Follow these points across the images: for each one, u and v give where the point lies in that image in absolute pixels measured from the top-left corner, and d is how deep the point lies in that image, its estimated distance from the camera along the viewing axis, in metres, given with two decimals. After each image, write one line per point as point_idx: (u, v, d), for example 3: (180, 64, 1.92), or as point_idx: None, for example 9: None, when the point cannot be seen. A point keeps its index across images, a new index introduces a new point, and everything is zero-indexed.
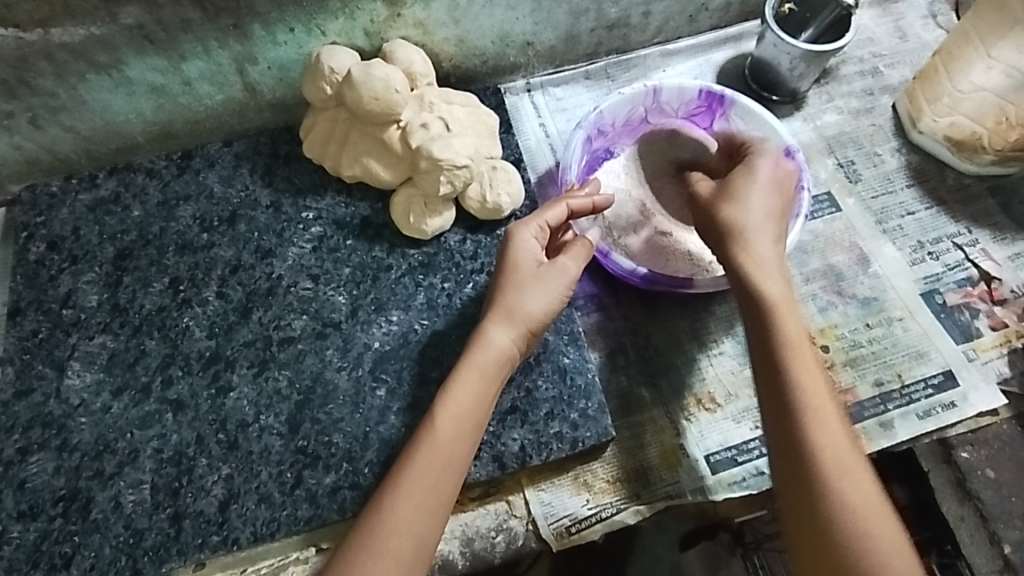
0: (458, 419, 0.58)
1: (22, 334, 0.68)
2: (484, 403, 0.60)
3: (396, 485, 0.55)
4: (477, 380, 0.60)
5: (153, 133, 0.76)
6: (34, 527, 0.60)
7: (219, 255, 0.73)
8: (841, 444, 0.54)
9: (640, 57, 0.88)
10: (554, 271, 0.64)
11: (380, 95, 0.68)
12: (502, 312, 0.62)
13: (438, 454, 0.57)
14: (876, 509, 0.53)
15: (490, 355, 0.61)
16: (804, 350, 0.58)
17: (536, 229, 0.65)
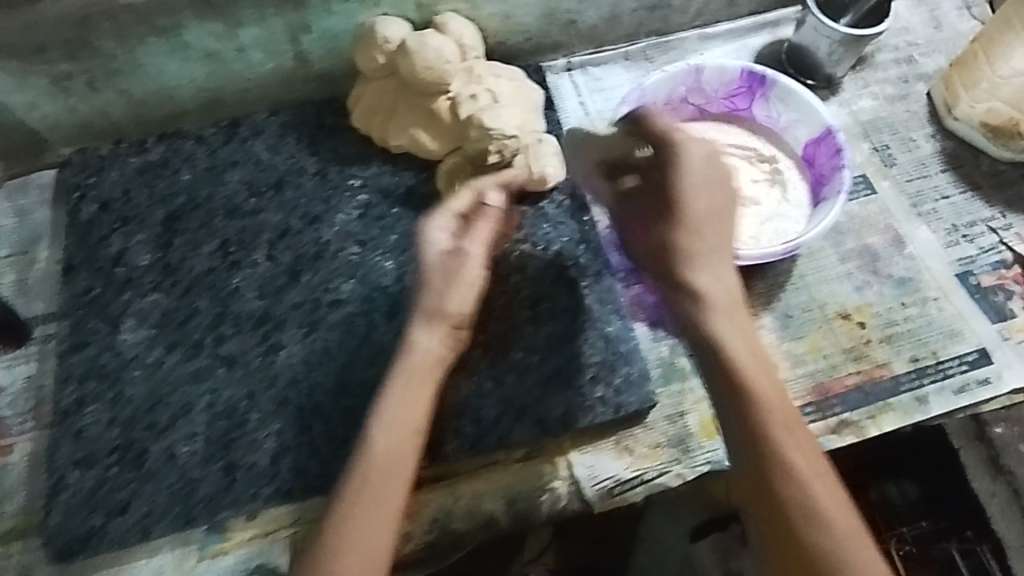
0: (393, 431, 0.55)
1: (77, 292, 0.70)
2: (421, 411, 0.57)
3: (342, 509, 0.53)
4: (412, 390, 0.57)
5: (203, 100, 0.78)
6: (91, 474, 0.62)
7: (267, 220, 0.74)
8: (798, 449, 0.53)
9: (679, 40, 0.89)
10: (456, 256, 0.60)
11: (432, 65, 0.69)
12: (424, 313, 0.59)
13: (377, 474, 0.54)
14: (838, 502, 0.53)
15: (420, 358, 0.58)
16: (748, 355, 0.55)
17: (445, 217, 0.61)
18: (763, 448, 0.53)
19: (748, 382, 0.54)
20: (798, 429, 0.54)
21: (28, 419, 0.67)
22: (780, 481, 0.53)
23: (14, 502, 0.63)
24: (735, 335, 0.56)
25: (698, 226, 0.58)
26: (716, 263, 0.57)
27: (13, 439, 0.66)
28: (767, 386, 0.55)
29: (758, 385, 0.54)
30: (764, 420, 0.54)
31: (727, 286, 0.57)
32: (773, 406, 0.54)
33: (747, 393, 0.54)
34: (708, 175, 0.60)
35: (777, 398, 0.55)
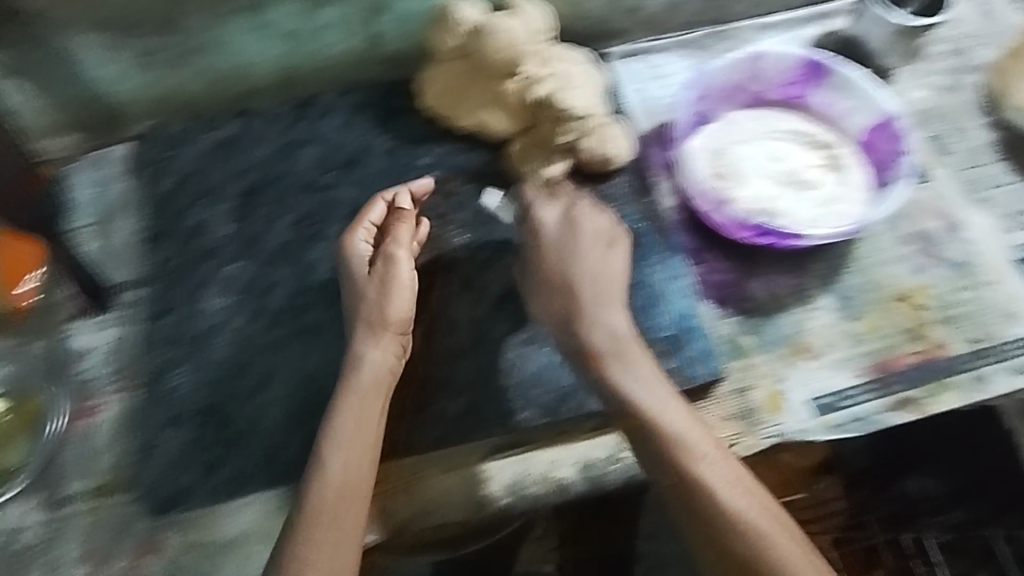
0: (346, 451, 0.59)
1: (161, 260, 0.74)
2: (373, 420, 0.61)
3: (305, 526, 0.56)
4: (364, 405, 0.61)
5: (277, 79, 0.80)
6: (184, 433, 0.66)
7: (340, 196, 0.76)
8: (708, 463, 0.59)
9: (737, 29, 0.91)
10: (387, 262, 0.66)
11: (506, 47, 0.71)
12: (365, 324, 0.65)
13: (333, 490, 0.57)
14: (752, 504, 0.58)
15: (366, 373, 0.63)
16: (643, 389, 0.63)
17: (365, 233, 0.69)
18: (674, 471, 0.59)
19: (649, 416, 0.61)
20: (706, 444, 0.60)
21: (114, 380, 0.70)
22: (697, 497, 0.58)
23: (107, 458, 0.67)
24: (637, 373, 0.63)
25: (571, 281, 0.67)
26: (596, 309, 0.66)
27: (101, 400, 0.69)
28: (666, 415, 0.61)
29: (655, 413, 0.61)
30: (670, 445, 0.60)
31: (626, 330, 0.65)
32: (675, 433, 0.60)
33: (650, 425, 0.61)
34: (616, 244, 0.70)
35: (680, 423, 0.61)
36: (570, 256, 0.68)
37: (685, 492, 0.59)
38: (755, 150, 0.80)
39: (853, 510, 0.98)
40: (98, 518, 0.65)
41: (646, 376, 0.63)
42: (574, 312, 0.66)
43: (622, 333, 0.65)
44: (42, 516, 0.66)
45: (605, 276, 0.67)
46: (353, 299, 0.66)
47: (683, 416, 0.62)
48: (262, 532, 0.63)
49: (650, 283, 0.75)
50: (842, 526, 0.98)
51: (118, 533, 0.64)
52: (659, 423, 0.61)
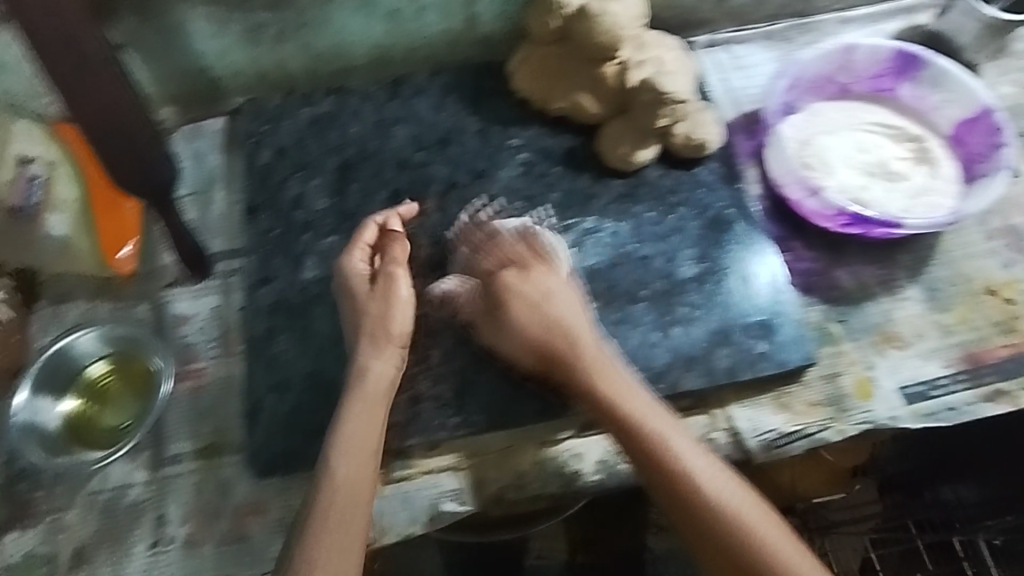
0: (354, 457, 0.59)
1: (260, 231, 0.75)
2: (376, 430, 0.61)
3: (312, 530, 0.55)
4: (370, 412, 0.61)
5: (373, 58, 0.82)
6: (288, 398, 0.67)
7: (435, 173, 0.78)
8: (698, 461, 0.60)
9: (818, 22, 0.91)
10: (389, 281, 0.67)
11: (610, 29, 0.72)
12: (368, 335, 0.64)
13: (341, 492, 0.57)
14: (750, 502, 0.58)
15: (371, 382, 0.63)
16: (631, 398, 0.62)
17: (363, 252, 0.69)
18: (669, 476, 0.59)
19: (638, 422, 0.61)
20: (691, 442, 0.61)
21: (216, 345, 0.72)
22: (692, 500, 0.58)
23: (210, 420, 0.69)
24: (615, 389, 0.63)
25: (541, 308, 0.66)
26: (578, 328, 0.65)
27: (206, 362, 0.71)
28: (654, 420, 0.61)
29: (644, 421, 0.61)
30: (660, 450, 0.60)
31: (601, 351, 0.65)
32: (665, 436, 0.61)
33: (639, 433, 0.61)
34: (550, 273, 0.68)
35: (664, 426, 0.61)
36: (540, 299, 0.66)
37: (675, 496, 0.59)
38: (845, 140, 0.81)
39: (889, 512, 1.01)
40: (203, 477, 0.67)
41: (625, 386, 0.63)
42: (556, 339, 0.65)
43: (596, 347, 0.65)
44: (147, 473, 0.68)
45: (569, 292, 0.67)
46: (353, 318, 0.66)
47: (666, 423, 0.62)
48: None
49: (743, 267, 0.74)
50: (879, 524, 1.01)
51: (222, 494, 0.66)
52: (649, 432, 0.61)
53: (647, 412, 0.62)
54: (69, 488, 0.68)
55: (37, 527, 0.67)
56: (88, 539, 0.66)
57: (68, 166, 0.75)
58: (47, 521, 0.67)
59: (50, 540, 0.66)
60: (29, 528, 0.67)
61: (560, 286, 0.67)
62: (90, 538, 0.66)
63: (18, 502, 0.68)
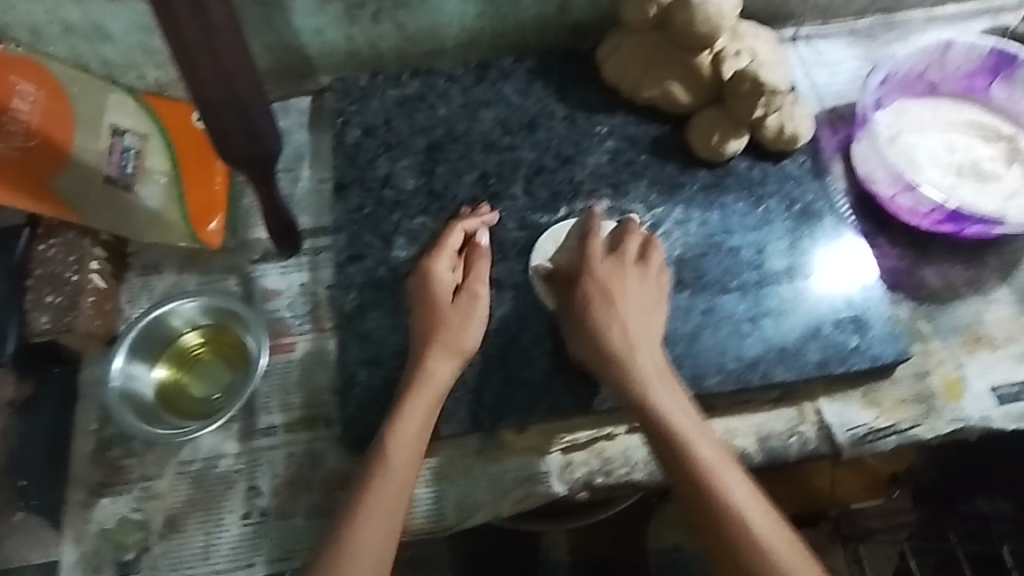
0: (407, 454, 0.60)
1: (350, 208, 0.76)
2: (426, 431, 0.62)
3: (352, 518, 0.57)
4: (425, 411, 0.63)
5: (463, 41, 0.83)
6: (380, 374, 0.68)
7: (522, 157, 0.79)
8: (742, 495, 0.57)
9: (905, 19, 0.90)
10: (472, 299, 0.68)
11: (712, 18, 0.71)
12: (443, 343, 0.65)
13: (393, 488, 0.59)
14: (788, 549, 0.55)
15: (436, 385, 0.64)
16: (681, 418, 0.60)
17: (450, 261, 0.69)
18: (707, 507, 0.57)
19: (683, 446, 0.59)
20: (738, 476, 0.58)
21: (307, 321, 0.73)
22: (730, 534, 0.55)
23: (302, 392, 0.70)
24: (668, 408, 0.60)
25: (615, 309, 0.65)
26: (636, 339, 0.64)
27: (296, 337, 0.72)
28: (700, 446, 0.59)
29: (690, 445, 0.59)
30: (700, 480, 0.57)
31: (656, 367, 0.63)
32: (710, 466, 0.58)
33: (684, 455, 0.58)
34: (636, 276, 0.67)
35: (712, 455, 0.59)
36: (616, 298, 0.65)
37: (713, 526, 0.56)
38: (936, 138, 0.80)
39: (925, 521, 0.95)
40: (293, 450, 0.67)
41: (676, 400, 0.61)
42: (610, 349, 0.63)
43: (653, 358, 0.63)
44: (238, 444, 0.68)
45: (645, 300, 0.66)
46: (428, 321, 0.66)
47: (713, 447, 0.59)
48: (454, 470, 0.67)
49: (829, 262, 0.73)
50: (916, 533, 0.96)
51: (312, 466, 0.67)
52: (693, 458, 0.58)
53: (694, 431, 0.59)
54: (159, 456, 0.67)
55: (129, 495, 0.66)
56: (178, 508, 0.65)
57: (159, 138, 0.77)
58: (139, 488, 0.66)
59: (141, 507, 0.65)
60: (120, 495, 0.66)
61: (635, 292, 0.66)
62: (182, 506, 0.65)
63: (110, 466, 0.67)
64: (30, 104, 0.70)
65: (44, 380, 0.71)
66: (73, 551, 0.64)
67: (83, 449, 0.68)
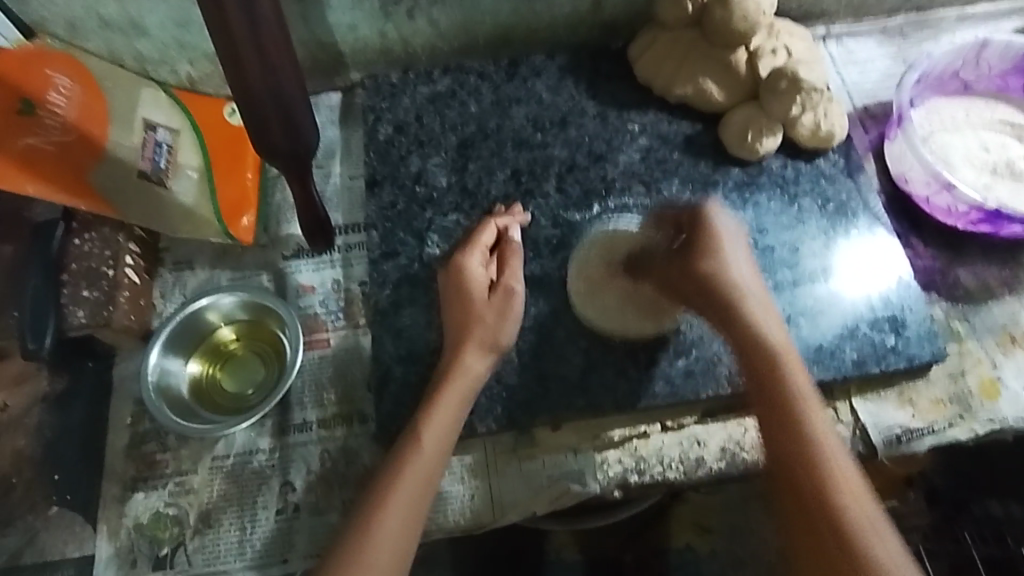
0: (440, 445, 0.60)
1: (383, 205, 0.76)
2: (456, 424, 0.62)
3: (379, 503, 0.57)
4: (456, 403, 0.63)
5: (494, 38, 0.83)
6: (415, 371, 0.68)
7: (554, 154, 0.79)
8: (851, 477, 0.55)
9: (938, 18, 0.90)
10: (507, 295, 0.67)
11: (750, 15, 0.72)
12: (476, 336, 0.65)
13: (421, 476, 0.59)
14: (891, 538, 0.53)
15: (469, 379, 0.63)
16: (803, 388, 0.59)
17: (481, 256, 0.69)
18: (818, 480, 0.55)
19: (800, 415, 0.57)
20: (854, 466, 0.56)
21: (341, 317, 0.73)
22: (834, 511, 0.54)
23: (336, 389, 0.69)
24: (794, 376, 0.59)
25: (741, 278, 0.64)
26: (758, 308, 0.63)
27: (330, 333, 0.72)
28: (819, 420, 0.58)
29: (808, 416, 0.58)
30: (815, 452, 0.56)
31: (784, 338, 0.62)
32: (829, 445, 0.56)
33: (801, 424, 0.57)
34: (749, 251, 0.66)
35: (826, 432, 0.57)
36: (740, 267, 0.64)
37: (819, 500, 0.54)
38: (970, 137, 0.80)
39: (938, 523, 0.88)
40: (328, 446, 0.67)
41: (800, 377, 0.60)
42: (736, 310, 0.62)
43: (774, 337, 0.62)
44: (272, 440, 0.67)
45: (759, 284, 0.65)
46: (462, 316, 0.65)
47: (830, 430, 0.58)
48: (489, 467, 0.67)
49: (863, 263, 0.73)
50: (927, 535, 0.88)
51: (347, 463, 0.66)
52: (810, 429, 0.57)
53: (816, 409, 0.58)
54: (194, 452, 0.67)
55: (164, 489, 0.66)
56: (214, 502, 0.65)
57: (191, 134, 0.77)
58: (174, 483, 0.66)
59: (176, 502, 0.65)
60: (156, 489, 0.66)
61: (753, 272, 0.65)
62: (217, 501, 0.65)
63: (144, 461, 0.67)
64: (65, 97, 0.71)
65: (78, 374, 0.71)
66: (108, 545, 0.64)
67: (117, 444, 0.68)
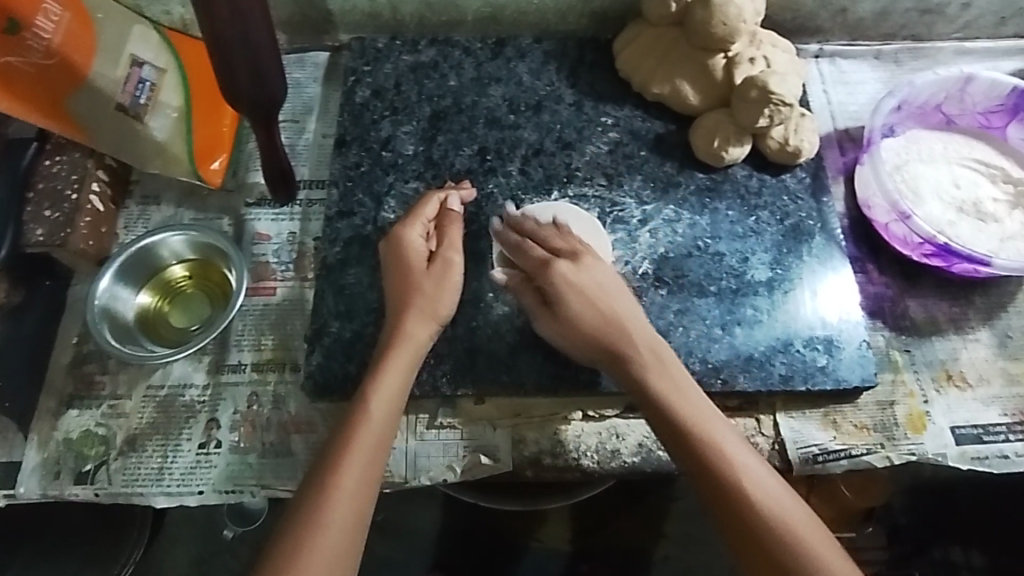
0: (391, 409, 0.62)
1: (348, 164, 0.78)
2: (405, 389, 0.63)
3: (334, 471, 0.58)
4: (404, 369, 0.64)
5: (483, 15, 0.84)
6: (351, 327, 0.69)
7: (524, 136, 0.80)
8: (756, 476, 0.58)
9: (935, 48, 0.89)
10: (446, 266, 0.68)
11: (730, 21, 0.72)
12: (412, 307, 0.66)
13: (374, 440, 0.60)
14: (805, 519, 0.56)
15: (412, 348, 0.64)
16: (697, 409, 0.61)
17: (422, 228, 0.70)
18: (724, 494, 0.57)
19: (695, 431, 0.60)
20: (745, 449, 0.60)
21: (290, 268, 0.75)
22: (750, 517, 0.56)
23: (275, 335, 0.72)
24: (667, 386, 0.62)
25: (597, 305, 0.64)
26: (648, 353, 0.63)
27: (277, 283, 0.74)
28: (713, 429, 0.60)
29: (706, 428, 0.60)
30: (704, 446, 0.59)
31: (676, 374, 0.63)
32: (712, 435, 0.59)
33: (696, 439, 0.59)
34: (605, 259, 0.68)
35: (730, 442, 0.59)
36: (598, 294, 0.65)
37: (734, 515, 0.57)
38: (943, 170, 0.79)
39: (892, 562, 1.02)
40: (259, 388, 0.69)
41: (675, 380, 0.62)
42: (630, 356, 0.63)
43: (649, 347, 0.63)
44: (207, 376, 0.70)
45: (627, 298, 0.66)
46: (399, 281, 0.67)
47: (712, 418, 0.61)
48: (408, 431, 0.68)
49: (811, 282, 0.73)
50: None
51: (274, 407, 0.68)
52: (713, 449, 0.59)
53: (694, 408, 0.61)
54: (130, 377, 0.70)
55: (96, 409, 0.68)
56: (142, 428, 0.68)
57: (177, 75, 0.79)
58: (107, 405, 0.69)
59: (107, 423, 0.68)
60: (89, 408, 0.68)
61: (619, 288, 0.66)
62: (144, 427, 0.68)
63: (83, 380, 0.70)
64: (53, 24, 0.70)
65: (35, 290, 0.73)
66: (37, 455, 0.67)
67: (61, 360, 0.71)
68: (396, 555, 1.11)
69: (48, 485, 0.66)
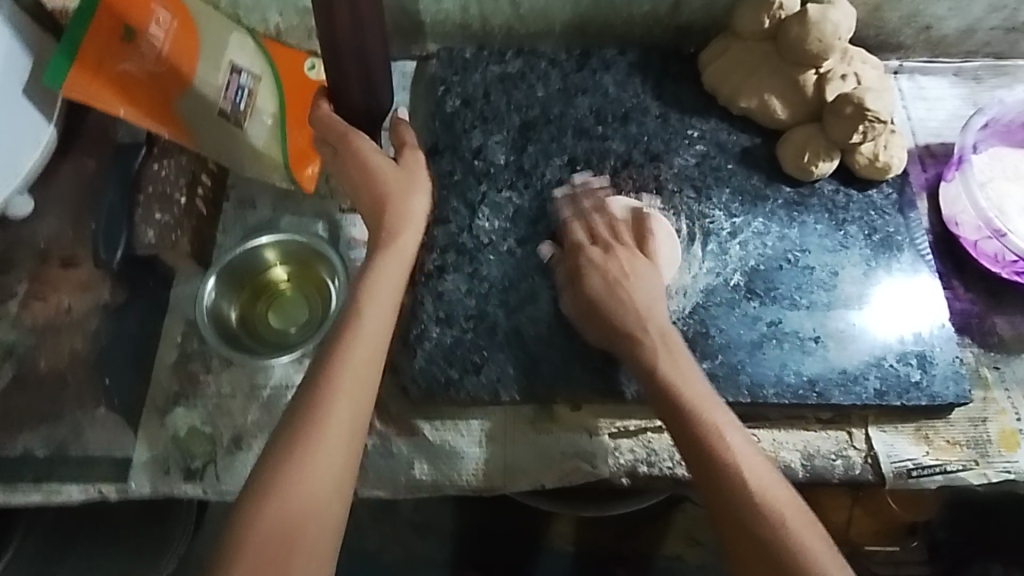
0: (381, 309, 0.62)
1: (441, 172, 0.79)
2: (396, 288, 0.64)
3: (328, 377, 0.58)
4: (395, 269, 0.64)
5: (572, 26, 0.85)
6: (451, 333, 0.71)
7: (612, 147, 0.81)
8: (745, 459, 0.58)
9: (1015, 67, 0.89)
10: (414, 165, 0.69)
11: (825, 38, 0.73)
12: (397, 207, 0.66)
13: (370, 332, 0.61)
14: (797, 513, 0.56)
15: (402, 245, 0.65)
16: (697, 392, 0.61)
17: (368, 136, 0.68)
18: (706, 462, 0.58)
19: (688, 407, 0.60)
20: (742, 441, 0.59)
21: None
22: (732, 488, 0.57)
23: None
24: (675, 373, 0.62)
25: (616, 282, 0.67)
26: (660, 343, 0.64)
27: None
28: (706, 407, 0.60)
29: (695, 403, 0.60)
30: (699, 430, 0.59)
31: (687, 366, 0.63)
32: (709, 420, 0.60)
33: (695, 421, 0.59)
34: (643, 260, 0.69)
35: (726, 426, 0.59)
36: (620, 277, 0.67)
37: (720, 494, 0.57)
38: None
39: None
40: None
41: (681, 367, 0.63)
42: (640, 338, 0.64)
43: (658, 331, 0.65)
44: None
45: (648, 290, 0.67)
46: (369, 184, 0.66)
47: (711, 405, 0.61)
48: (506, 437, 0.70)
49: (902, 297, 0.74)
50: None
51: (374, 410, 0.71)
52: (709, 434, 0.59)
53: (695, 393, 0.61)
54: (234, 377, 0.71)
55: (201, 407, 0.70)
56: (247, 426, 0.69)
57: (271, 81, 0.81)
58: (212, 403, 0.70)
59: (212, 421, 0.69)
60: (195, 406, 0.70)
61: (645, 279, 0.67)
62: (249, 425, 0.69)
63: (187, 378, 0.71)
64: (163, 32, 0.73)
65: (138, 290, 0.75)
66: (146, 451, 0.69)
67: (166, 359, 0.72)
68: (433, 553, 1.11)
69: (158, 480, 0.67)
